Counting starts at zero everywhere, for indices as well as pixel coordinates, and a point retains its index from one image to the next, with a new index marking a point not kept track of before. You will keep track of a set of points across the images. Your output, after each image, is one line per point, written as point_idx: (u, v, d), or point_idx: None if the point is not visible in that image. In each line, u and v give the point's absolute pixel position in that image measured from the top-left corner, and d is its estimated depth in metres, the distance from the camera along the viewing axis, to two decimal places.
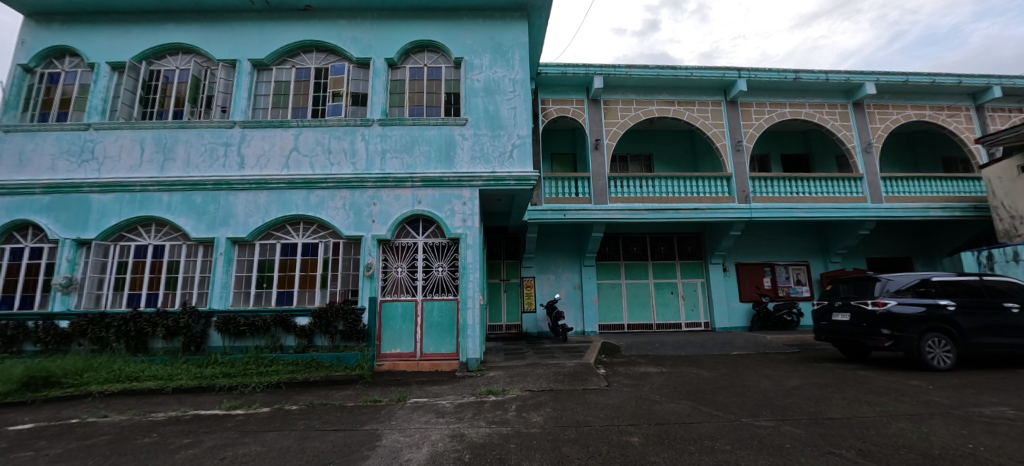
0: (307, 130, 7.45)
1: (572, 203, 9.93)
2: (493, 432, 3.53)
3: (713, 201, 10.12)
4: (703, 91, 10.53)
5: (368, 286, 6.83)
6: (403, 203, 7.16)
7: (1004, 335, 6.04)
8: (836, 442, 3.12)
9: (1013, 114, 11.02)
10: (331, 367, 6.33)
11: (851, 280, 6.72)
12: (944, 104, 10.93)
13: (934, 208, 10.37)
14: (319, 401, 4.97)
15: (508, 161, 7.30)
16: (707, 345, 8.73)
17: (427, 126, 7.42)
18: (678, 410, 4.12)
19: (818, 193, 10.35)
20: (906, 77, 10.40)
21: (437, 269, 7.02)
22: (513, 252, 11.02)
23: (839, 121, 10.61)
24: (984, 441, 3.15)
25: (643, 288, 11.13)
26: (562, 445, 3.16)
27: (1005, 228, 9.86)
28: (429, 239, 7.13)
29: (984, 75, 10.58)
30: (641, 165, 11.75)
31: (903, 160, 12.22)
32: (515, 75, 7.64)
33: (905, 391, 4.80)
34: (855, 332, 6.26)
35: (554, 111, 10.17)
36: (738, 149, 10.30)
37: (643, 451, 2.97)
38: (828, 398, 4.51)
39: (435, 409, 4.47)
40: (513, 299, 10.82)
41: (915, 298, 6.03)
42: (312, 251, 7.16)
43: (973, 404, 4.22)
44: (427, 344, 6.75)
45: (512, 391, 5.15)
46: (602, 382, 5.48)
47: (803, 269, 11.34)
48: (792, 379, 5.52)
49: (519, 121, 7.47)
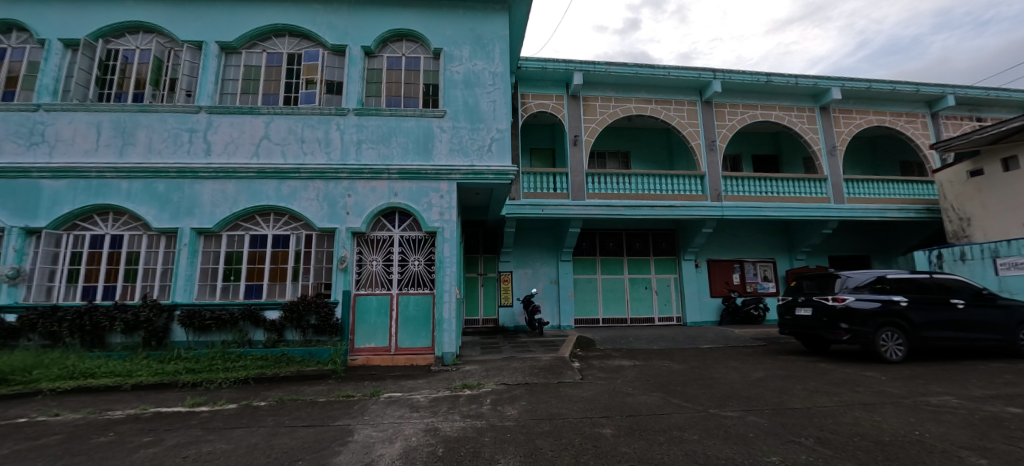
0: (279, 118, 7.18)
1: (550, 198, 9.98)
2: (468, 425, 3.52)
3: (688, 198, 10.38)
4: (681, 90, 10.74)
5: (341, 279, 6.71)
6: (379, 195, 7.02)
7: (953, 329, 6.43)
8: (796, 431, 3.27)
9: (965, 122, 11.71)
10: (303, 361, 6.19)
11: (814, 277, 7.05)
12: (903, 110, 11.51)
13: (891, 209, 10.94)
14: (289, 396, 4.85)
15: (487, 154, 7.26)
16: (678, 339, 8.98)
17: (405, 116, 7.28)
18: (650, 401, 4.23)
19: (786, 193, 10.76)
20: (869, 84, 10.91)
21: (414, 263, 6.93)
22: (491, 246, 11.02)
23: (807, 124, 11.01)
24: (931, 428, 3.36)
25: (618, 283, 11.32)
26: (535, 438, 3.18)
27: (954, 229, 10.49)
28: (405, 232, 7.02)
29: (939, 84, 11.21)
30: (619, 162, 11.90)
31: (865, 163, 12.84)
32: (495, 68, 7.58)
33: (861, 382, 5.08)
34: (816, 326, 6.60)
35: (534, 106, 10.17)
36: (712, 149, 10.57)
37: (615, 442, 3.04)
38: (790, 389, 4.73)
39: (409, 403, 4.43)
40: (490, 294, 10.83)
41: (872, 293, 6.38)
42: (283, 243, 6.95)
43: (920, 394, 4.50)
44: (403, 339, 6.69)
45: (488, 384, 5.16)
46: (577, 375, 5.55)
47: (769, 266, 11.80)
48: (758, 371, 5.74)
49: (499, 115, 7.43)
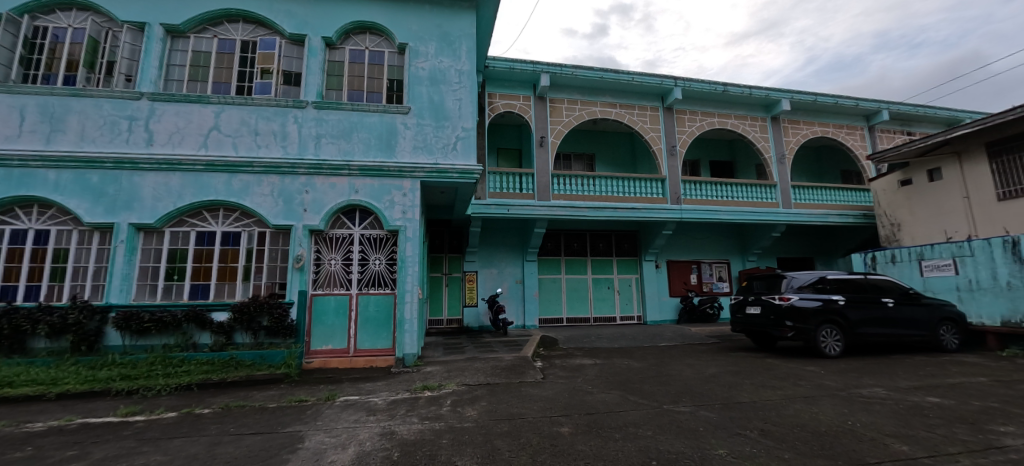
0: (230, 108, 6.79)
1: (516, 198, 10.01)
2: (426, 428, 3.46)
3: (649, 201, 10.71)
4: (644, 96, 11.06)
5: (297, 279, 6.43)
6: (339, 192, 6.78)
7: (884, 326, 6.95)
8: (743, 424, 3.43)
9: (897, 135, 12.75)
10: (253, 365, 5.88)
11: (763, 277, 7.45)
12: (844, 123, 12.39)
13: (832, 214, 11.75)
14: (236, 403, 4.59)
15: (452, 152, 7.18)
16: (638, 337, 9.24)
17: (367, 112, 7.07)
18: (608, 399, 4.32)
19: (739, 197, 11.31)
20: (815, 97, 11.66)
21: (375, 262, 6.74)
22: (456, 246, 10.93)
23: (759, 133, 11.63)
24: (862, 418, 3.62)
25: (582, 283, 11.50)
26: (493, 438, 3.17)
27: (886, 234, 11.39)
28: (366, 231, 6.82)
29: (875, 100, 12.15)
30: (584, 164, 12.11)
31: (810, 171, 13.72)
32: (461, 67, 7.51)
33: (802, 376, 5.42)
34: (765, 324, 6.98)
35: (501, 106, 10.16)
36: (672, 154, 10.95)
37: (572, 441, 3.07)
38: (740, 384, 4.97)
39: (366, 406, 4.30)
40: (455, 294, 10.72)
41: (814, 293, 6.81)
42: (233, 241, 6.57)
43: (854, 386, 4.85)
44: (362, 340, 6.50)
45: (448, 386, 5.09)
46: (538, 374, 5.58)
47: (724, 267, 12.36)
48: (711, 368, 6.00)
49: (464, 113, 7.36)
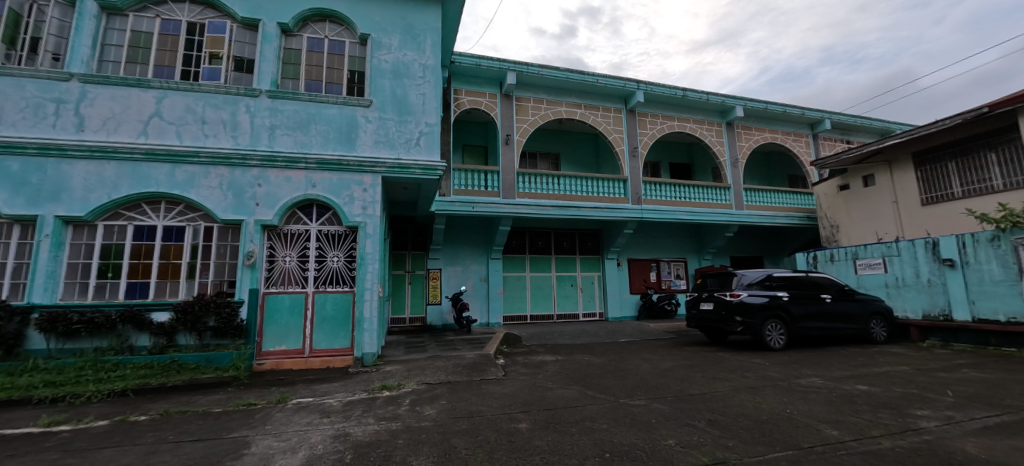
0: (174, 93, 6.35)
1: (481, 195, 9.97)
2: (382, 429, 3.39)
3: (611, 200, 10.97)
4: (608, 98, 11.31)
5: (248, 276, 6.11)
6: (295, 186, 6.50)
7: (823, 320, 7.48)
8: (692, 415, 3.60)
9: (837, 143, 13.72)
10: (198, 369, 5.54)
11: (716, 275, 7.83)
12: (791, 130, 13.20)
13: (779, 216, 12.52)
14: (176, 408, 4.31)
15: (415, 148, 7.05)
16: (599, 333, 9.47)
17: (326, 103, 6.82)
18: (567, 394, 4.40)
19: (696, 199, 11.81)
20: (766, 105, 12.34)
21: (333, 259, 6.53)
22: (420, 243, 10.77)
23: (715, 137, 12.18)
24: (799, 406, 3.88)
25: (546, 280, 11.64)
26: (451, 437, 3.15)
27: (827, 235, 12.25)
28: (323, 226, 6.59)
29: (819, 109, 13.03)
30: (549, 163, 12.24)
31: (761, 175, 14.53)
32: (426, 61, 7.38)
33: (749, 368, 5.74)
34: (717, 320, 7.34)
35: (466, 103, 10.08)
36: (634, 155, 11.26)
37: (529, 436, 3.11)
38: (692, 377, 5.20)
39: (320, 408, 4.16)
40: (418, 292, 10.57)
41: (762, 289, 7.23)
42: (176, 236, 6.14)
43: (794, 377, 5.19)
44: (318, 340, 6.28)
45: (408, 385, 5.01)
46: (500, 372, 5.60)
47: (681, 265, 12.88)
48: (666, 362, 6.24)
49: (428, 109, 7.24)
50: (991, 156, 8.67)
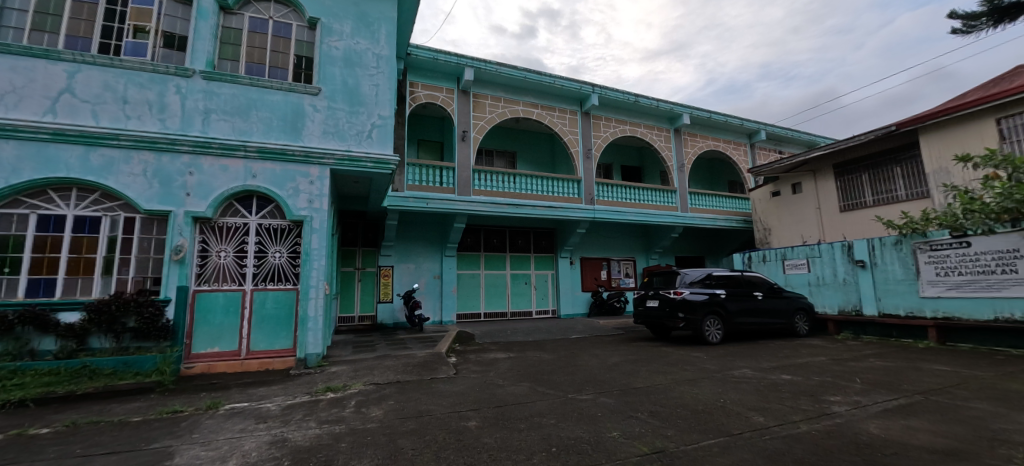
0: (90, 68, 5.69)
1: (435, 192, 9.81)
2: (324, 432, 3.25)
3: (565, 200, 11.20)
4: (564, 100, 11.52)
5: (176, 272, 5.62)
6: (232, 176, 6.06)
7: (755, 316, 8.07)
8: (635, 407, 3.75)
9: (771, 153, 14.86)
10: (114, 374, 5.00)
11: (662, 274, 8.23)
12: (732, 139, 14.14)
13: (719, 219, 13.37)
14: (86, 419, 3.87)
15: (366, 140, 6.79)
16: (551, 330, 9.65)
17: (269, 88, 6.40)
18: (517, 391, 4.44)
19: (645, 201, 12.35)
20: (710, 114, 13.12)
21: (275, 255, 6.17)
22: (371, 239, 10.42)
23: (664, 142, 12.77)
24: (731, 396, 4.18)
25: (501, 278, 11.67)
26: (398, 437, 3.08)
27: (761, 237, 13.26)
28: (264, 220, 6.20)
29: (756, 121, 14.04)
30: (506, 161, 12.28)
31: (704, 180, 15.44)
32: (380, 51, 7.13)
33: (689, 361, 6.09)
34: (662, 316, 7.72)
35: (423, 97, 9.87)
36: (588, 157, 11.56)
37: (478, 434, 3.10)
38: (637, 371, 5.43)
39: (257, 413, 3.91)
40: (368, 290, 10.21)
41: (702, 287, 7.69)
42: (90, 227, 5.49)
43: (728, 369, 5.57)
44: (256, 341, 5.93)
45: (354, 386, 4.83)
46: (451, 370, 5.55)
47: (630, 264, 13.40)
48: (614, 357, 6.48)
49: (381, 100, 7.01)
50: (896, 169, 9.77)
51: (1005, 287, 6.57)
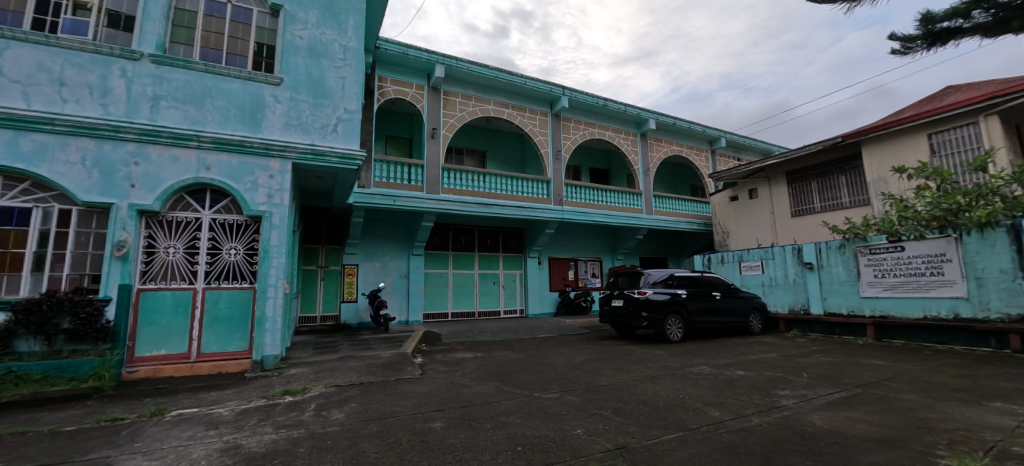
0: (21, 46, 5.19)
1: (403, 189, 9.63)
2: (280, 438, 3.11)
3: (534, 200, 11.27)
4: (535, 101, 11.60)
5: (117, 269, 5.21)
6: (183, 167, 5.70)
7: (713, 315, 8.43)
8: (599, 405, 3.83)
9: (730, 159, 15.57)
10: (44, 381, 4.59)
11: (627, 274, 8.44)
12: (694, 145, 14.70)
13: (682, 221, 13.88)
14: (9, 429, 3.53)
15: (331, 134, 6.56)
16: (519, 330, 9.70)
17: (226, 76, 6.06)
18: (484, 391, 4.43)
19: (612, 203, 12.64)
20: (675, 120, 13.58)
21: (229, 252, 5.86)
22: (335, 237, 10.11)
23: (630, 146, 13.11)
24: (690, 391, 4.34)
25: (469, 277, 11.60)
26: (360, 441, 3.00)
27: (719, 239, 13.86)
28: (218, 215, 5.88)
29: (717, 128, 14.67)
30: (476, 160, 12.22)
31: (668, 183, 15.98)
32: (347, 43, 6.92)
33: (651, 359, 6.28)
34: (626, 315, 7.93)
35: (392, 92, 9.65)
36: (558, 158, 11.70)
37: (443, 435, 3.07)
38: (601, 369, 5.55)
39: (207, 419, 3.69)
40: (332, 289, 9.89)
41: (665, 288, 7.95)
42: (18, 220, 4.99)
43: (688, 366, 5.79)
44: (208, 343, 5.62)
45: (315, 388, 4.66)
46: (417, 370, 5.46)
47: (597, 264, 13.66)
48: (579, 356, 6.58)
49: (348, 94, 6.79)
50: (841, 178, 10.48)
51: (932, 288, 7.18)
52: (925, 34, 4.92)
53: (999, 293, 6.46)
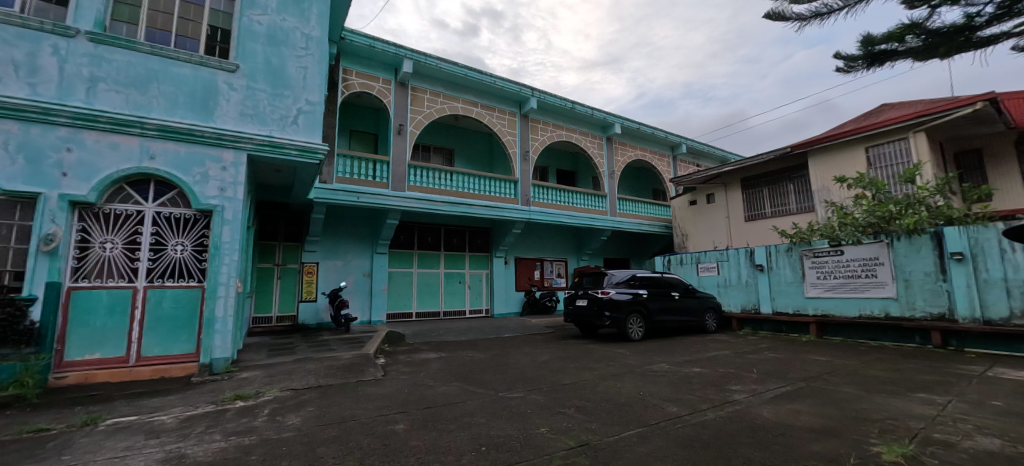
0: None
1: (367, 185, 9.37)
2: (230, 445, 2.94)
3: (501, 200, 11.27)
4: (504, 101, 11.61)
5: (44, 265, 4.72)
6: (123, 156, 5.26)
7: (672, 314, 8.75)
8: (563, 403, 3.88)
9: (690, 165, 16.24)
10: None
11: (591, 274, 8.61)
12: (657, 150, 15.22)
13: (644, 224, 14.32)
14: None
15: (290, 126, 6.27)
16: (484, 329, 9.68)
17: (174, 60, 5.66)
18: (448, 392, 4.38)
19: (578, 204, 12.86)
20: (639, 125, 14.00)
21: (175, 249, 5.49)
22: (294, 234, 9.71)
23: (596, 149, 13.39)
24: (650, 388, 4.48)
25: (434, 277, 11.44)
26: (317, 446, 2.88)
27: (679, 241, 14.41)
28: (163, 209, 5.48)
29: (678, 135, 15.25)
30: (443, 158, 12.08)
31: (632, 187, 16.45)
32: (310, 31, 6.64)
33: (613, 357, 6.44)
34: (590, 315, 8.09)
35: (357, 85, 9.36)
36: (526, 158, 11.76)
37: (406, 437, 3.01)
38: (565, 368, 5.64)
39: (147, 428, 3.44)
40: (289, 288, 9.47)
41: (627, 288, 8.18)
42: None
43: (648, 364, 5.98)
44: (149, 346, 5.23)
45: (269, 392, 4.44)
46: (379, 372, 5.32)
47: (563, 264, 13.85)
48: (544, 355, 6.65)
49: (310, 85, 6.52)
50: (790, 186, 11.17)
51: (868, 289, 7.79)
52: (864, 55, 4.87)
53: (924, 293, 7.10)
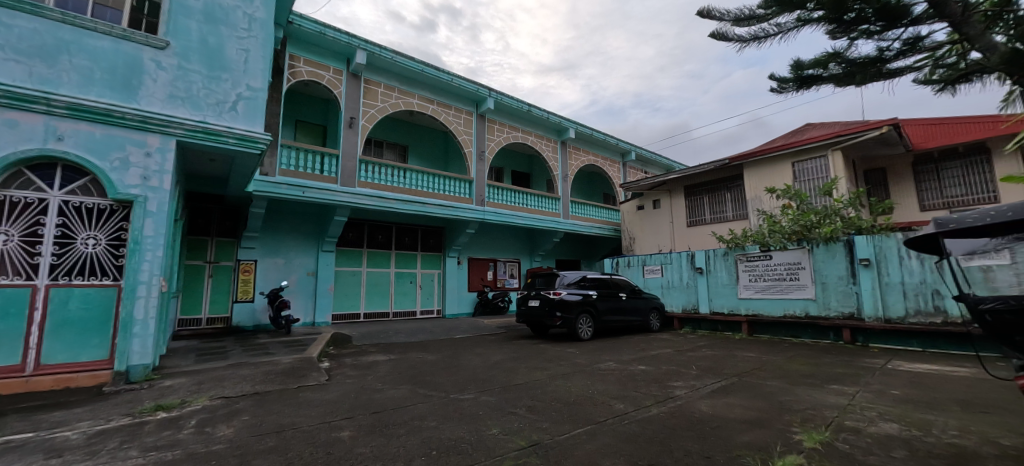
0: None
1: (313, 180, 8.89)
2: (149, 462, 2.65)
3: (456, 199, 11.15)
4: (461, 99, 11.50)
5: None
6: (22, 135, 4.59)
7: (620, 314, 9.08)
8: (514, 403, 3.90)
9: (638, 172, 16.98)
10: None
11: (544, 275, 8.74)
12: (608, 156, 15.77)
13: (595, 227, 14.77)
14: None
15: (228, 113, 5.81)
16: (435, 330, 9.51)
17: (91, 30, 5.05)
18: (397, 395, 4.25)
19: (532, 206, 13.02)
20: (592, 131, 14.44)
21: (85, 243, 4.89)
22: (229, 229, 9.01)
23: (551, 152, 13.63)
24: (598, 386, 4.62)
25: (384, 276, 11.08)
26: (252, 458, 2.68)
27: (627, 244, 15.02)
28: (71, 197, 4.87)
29: (628, 142, 15.90)
30: (396, 154, 11.75)
31: (584, 190, 16.92)
32: (253, 12, 6.19)
33: (563, 357, 6.57)
34: (542, 315, 8.21)
35: (305, 73, 8.86)
36: (481, 158, 11.72)
37: (351, 445, 2.87)
38: (517, 368, 5.67)
39: (46, 446, 3.02)
40: (222, 287, 8.77)
41: (577, 289, 8.39)
42: None
43: (596, 362, 6.16)
44: (51, 353, 4.61)
45: (197, 401, 4.08)
46: (323, 376, 5.06)
47: (516, 265, 13.95)
48: (496, 356, 6.65)
49: (252, 69, 6.09)
50: (727, 195, 12.01)
51: (791, 290, 8.55)
52: (794, 78, 5.32)
53: (837, 294, 7.92)
